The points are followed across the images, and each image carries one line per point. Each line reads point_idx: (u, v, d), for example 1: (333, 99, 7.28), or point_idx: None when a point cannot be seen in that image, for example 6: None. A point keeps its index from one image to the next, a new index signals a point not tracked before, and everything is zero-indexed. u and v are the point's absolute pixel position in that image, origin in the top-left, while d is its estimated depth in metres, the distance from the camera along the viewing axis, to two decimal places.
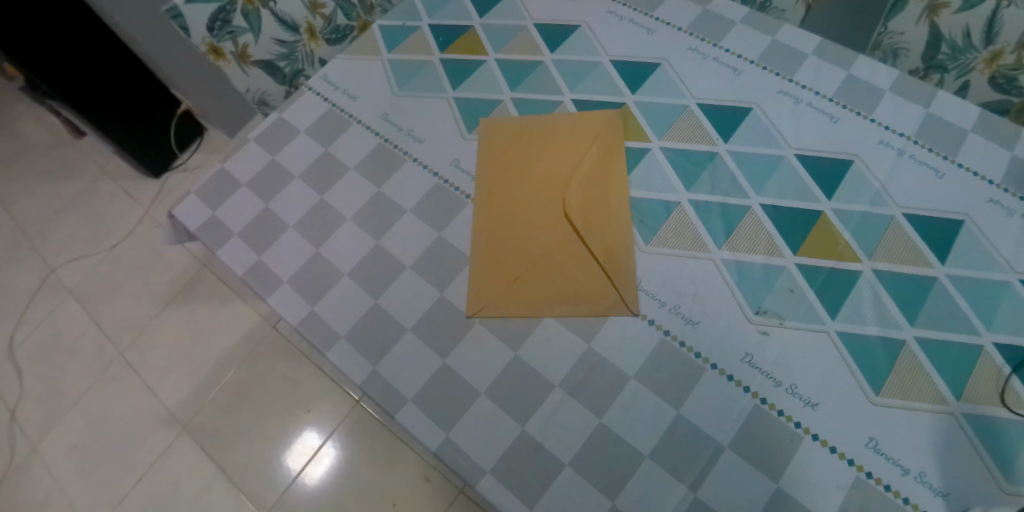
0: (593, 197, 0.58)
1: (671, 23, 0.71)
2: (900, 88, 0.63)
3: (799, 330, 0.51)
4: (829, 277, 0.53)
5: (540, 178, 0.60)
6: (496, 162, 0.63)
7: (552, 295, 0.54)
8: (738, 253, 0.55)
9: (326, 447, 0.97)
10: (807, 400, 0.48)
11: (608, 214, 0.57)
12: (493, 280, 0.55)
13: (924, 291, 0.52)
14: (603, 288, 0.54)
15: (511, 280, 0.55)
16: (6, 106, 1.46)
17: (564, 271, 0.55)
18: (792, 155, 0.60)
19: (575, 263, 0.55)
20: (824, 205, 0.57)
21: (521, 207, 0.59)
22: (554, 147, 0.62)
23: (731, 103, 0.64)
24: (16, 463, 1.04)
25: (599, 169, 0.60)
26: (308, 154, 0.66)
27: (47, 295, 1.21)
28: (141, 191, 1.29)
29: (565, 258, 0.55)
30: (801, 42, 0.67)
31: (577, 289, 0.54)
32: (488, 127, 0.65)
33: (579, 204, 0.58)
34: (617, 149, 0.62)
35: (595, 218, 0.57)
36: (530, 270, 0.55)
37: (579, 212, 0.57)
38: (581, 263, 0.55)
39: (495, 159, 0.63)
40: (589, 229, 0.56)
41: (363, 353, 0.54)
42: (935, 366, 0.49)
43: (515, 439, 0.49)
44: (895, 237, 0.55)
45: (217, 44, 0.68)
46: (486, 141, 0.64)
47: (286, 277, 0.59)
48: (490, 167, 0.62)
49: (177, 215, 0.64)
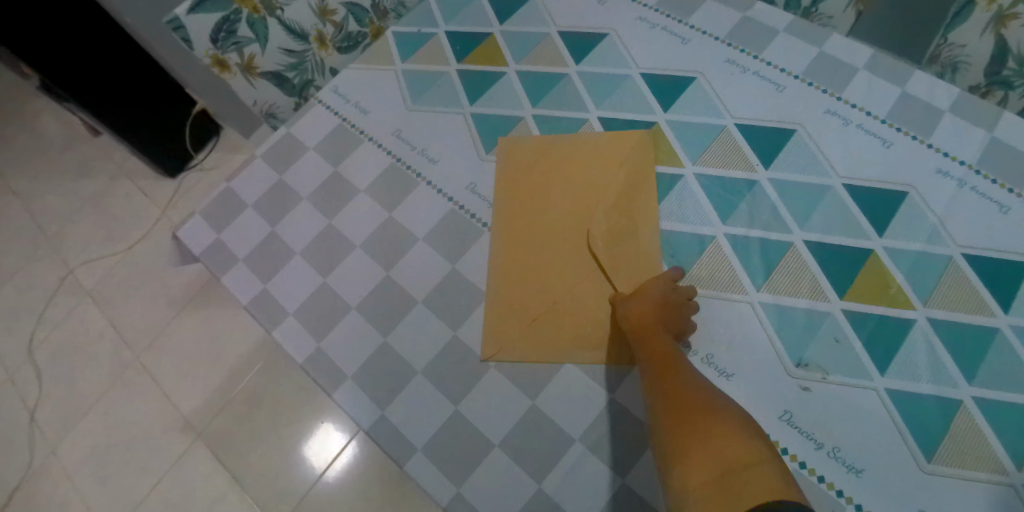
0: (621, 229, 0.54)
1: (707, 31, 0.65)
2: (961, 108, 0.57)
3: (844, 386, 0.47)
4: (879, 325, 0.49)
5: (562, 206, 0.56)
6: (515, 187, 0.58)
7: (576, 338, 0.50)
8: (778, 295, 0.51)
9: (348, 445, 0.96)
10: (851, 466, 0.45)
11: (636, 249, 0.53)
12: (512, 320, 0.52)
13: (984, 344, 0.47)
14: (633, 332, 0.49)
15: (531, 320, 0.51)
16: (27, 102, 1.46)
17: (590, 313, 0.51)
18: (840, 185, 0.55)
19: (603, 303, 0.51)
20: (875, 242, 0.52)
21: (542, 238, 0.55)
22: (578, 171, 0.58)
23: (773, 123, 0.59)
24: (37, 463, 1.06)
25: (626, 196, 0.56)
26: (317, 174, 0.63)
27: (66, 296, 1.21)
28: (157, 191, 1.28)
29: (590, 299, 0.51)
30: (852, 54, 0.61)
31: (604, 333, 0.50)
32: (507, 147, 0.61)
33: (605, 237, 0.53)
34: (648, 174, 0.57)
35: (623, 253, 0.53)
36: (553, 310, 0.51)
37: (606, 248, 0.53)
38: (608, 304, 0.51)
39: (513, 184, 0.59)
40: (617, 266, 0.52)
41: (372, 395, 0.51)
42: (995, 432, 0.44)
43: (530, 497, 0.46)
44: (953, 281, 0.50)
45: (221, 56, 0.64)
46: (504, 163, 0.60)
47: (292, 309, 0.56)
48: (508, 193, 0.58)
49: (180, 236, 0.62)
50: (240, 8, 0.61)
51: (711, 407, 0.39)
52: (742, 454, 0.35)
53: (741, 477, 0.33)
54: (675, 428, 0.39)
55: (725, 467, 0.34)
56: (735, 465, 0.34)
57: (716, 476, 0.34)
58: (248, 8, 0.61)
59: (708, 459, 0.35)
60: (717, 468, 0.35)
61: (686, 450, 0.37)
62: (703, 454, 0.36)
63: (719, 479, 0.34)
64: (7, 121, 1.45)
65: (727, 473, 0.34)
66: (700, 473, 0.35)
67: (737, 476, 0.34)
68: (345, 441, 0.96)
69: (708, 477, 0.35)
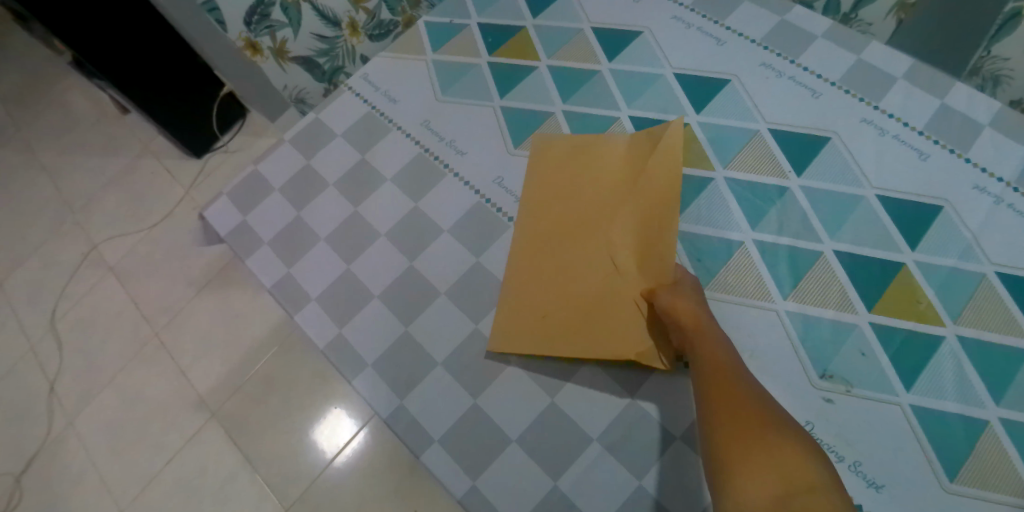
0: (638, 229, 0.53)
1: (743, 33, 0.64)
2: (1002, 123, 0.56)
3: (868, 400, 0.46)
4: (907, 340, 0.48)
5: (582, 206, 0.56)
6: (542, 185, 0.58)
7: (583, 336, 0.50)
8: (804, 305, 0.50)
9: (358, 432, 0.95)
10: (872, 480, 0.44)
11: (653, 247, 0.51)
12: (523, 316, 0.52)
13: (1014, 365, 0.47)
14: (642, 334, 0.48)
15: (539, 316, 0.51)
16: (59, 78, 1.49)
17: (600, 313, 0.50)
18: (873, 196, 0.54)
19: (614, 305, 0.50)
20: (906, 256, 0.51)
21: (560, 238, 0.55)
22: (601, 172, 0.57)
23: (807, 130, 0.58)
24: (55, 432, 1.08)
25: (645, 195, 0.54)
26: (344, 161, 0.63)
27: (88, 270, 1.23)
28: (181, 171, 1.30)
29: (601, 299, 0.51)
30: (890, 63, 0.60)
31: (612, 334, 0.49)
32: (539, 145, 0.60)
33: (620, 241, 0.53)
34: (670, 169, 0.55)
35: (639, 254, 0.52)
36: (563, 308, 0.51)
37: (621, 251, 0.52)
38: (618, 305, 0.50)
39: (541, 182, 0.58)
40: (631, 269, 0.51)
41: (391, 384, 0.51)
42: (1021, 454, 0.44)
43: (545, 494, 0.46)
44: (985, 299, 0.49)
45: (254, 40, 0.64)
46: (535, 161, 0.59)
47: (315, 295, 0.57)
48: (536, 192, 0.58)
49: (207, 217, 0.63)
50: None
51: (773, 425, 0.37)
52: (806, 477, 0.34)
53: (804, 501, 0.32)
54: (733, 437, 0.38)
55: (787, 485, 0.33)
56: (798, 488, 0.33)
57: (780, 495, 0.33)
58: None
59: (770, 477, 0.34)
60: (779, 485, 0.33)
61: (745, 466, 0.36)
62: (765, 468, 0.35)
63: (781, 500, 0.33)
64: (39, 96, 1.48)
65: (790, 493, 0.33)
66: (759, 487, 0.34)
67: (802, 500, 0.32)
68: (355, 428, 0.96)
69: (769, 495, 0.33)
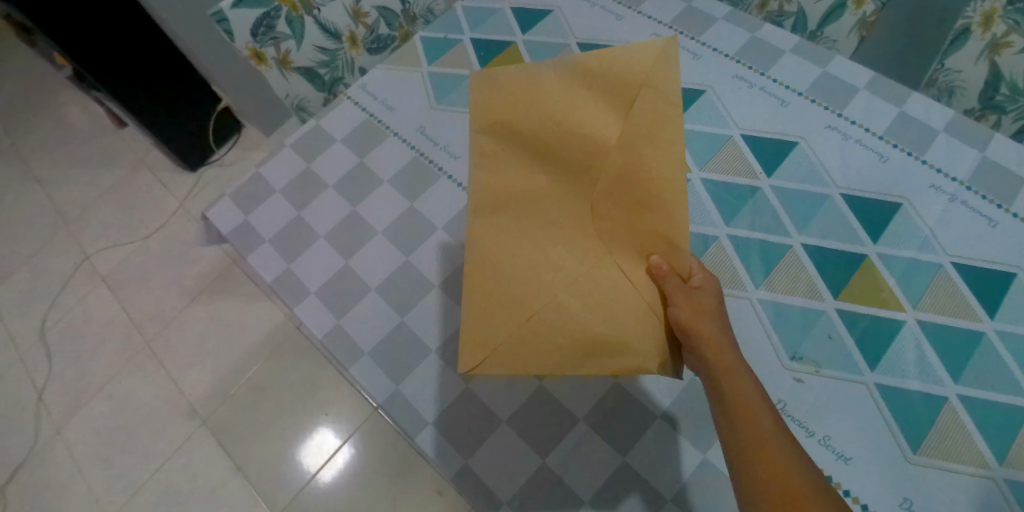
0: (636, 197, 0.41)
1: (717, 48, 0.69)
2: (955, 129, 0.60)
3: (836, 380, 0.50)
4: (871, 324, 0.52)
5: (556, 165, 0.43)
6: (497, 143, 0.43)
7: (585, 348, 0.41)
8: (775, 293, 0.54)
9: (344, 446, 0.95)
10: (841, 454, 0.47)
11: (658, 223, 0.41)
12: (501, 328, 0.41)
13: (972, 347, 0.50)
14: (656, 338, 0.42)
15: (523, 328, 0.41)
16: (57, 94, 1.52)
17: (602, 313, 0.42)
18: (838, 195, 0.58)
19: (618, 303, 0.42)
20: (869, 248, 0.55)
21: (533, 215, 0.43)
22: (574, 112, 0.43)
23: (776, 136, 0.62)
24: (42, 441, 1.08)
25: (640, 147, 0.41)
26: (343, 164, 0.66)
27: (81, 280, 1.24)
28: (177, 183, 1.32)
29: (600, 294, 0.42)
30: (853, 75, 0.65)
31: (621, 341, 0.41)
32: (480, 82, 0.43)
33: (611, 214, 0.42)
34: (669, 105, 0.41)
35: (642, 233, 0.42)
36: (553, 312, 0.42)
37: (614, 228, 0.42)
38: (622, 300, 0.42)
39: (494, 139, 0.43)
40: (632, 253, 0.42)
41: (386, 370, 0.54)
42: (978, 428, 0.47)
43: (535, 471, 0.48)
44: (942, 287, 0.53)
45: (260, 50, 0.69)
46: (480, 108, 0.43)
47: (314, 288, 0.59)
48: (491, 155, 0.43)
49: (210, 216, 0.65)
50: (281, 6, 0.66)
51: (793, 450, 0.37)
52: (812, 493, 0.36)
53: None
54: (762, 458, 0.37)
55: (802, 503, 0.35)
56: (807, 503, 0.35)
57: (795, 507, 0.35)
58: (288, 7, 0.66)
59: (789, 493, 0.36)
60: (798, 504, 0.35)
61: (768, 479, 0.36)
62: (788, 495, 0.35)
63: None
64: (35, 111, 1.50)
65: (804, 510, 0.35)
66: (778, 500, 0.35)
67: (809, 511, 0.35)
68: (341, 440, 0.95)
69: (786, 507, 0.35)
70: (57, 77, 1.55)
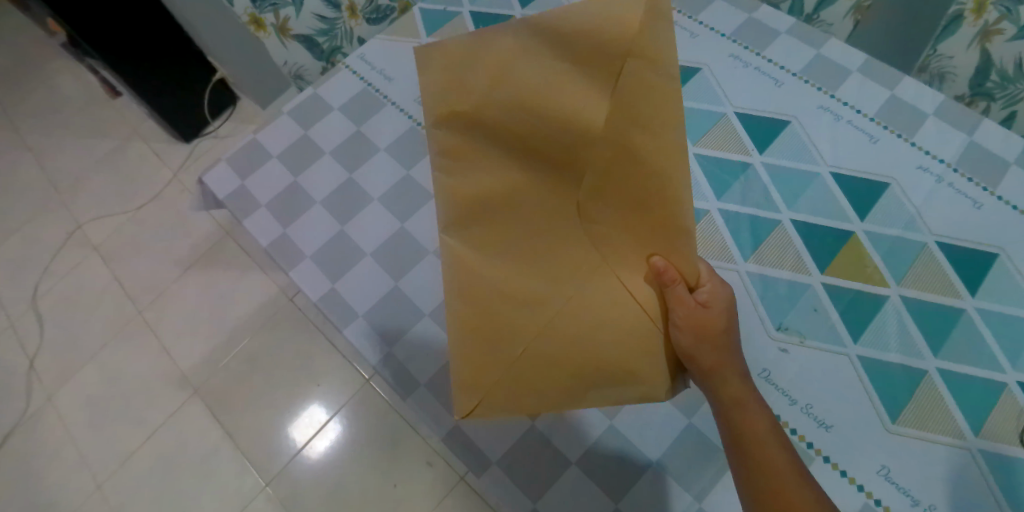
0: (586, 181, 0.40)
1: (714, 28, 0.69)
2: (945, 113, 0.61)
3: (819, 350, 0.51)
4: (855, 299, 0.53)
5: (534, 161, 0.41)
6: (462, 130, 0.42)
7: (487, 332, 0.41)
8: (764, 266, 0.55)
9: (333, 421, 0.95)
10: (822, 422, 0.49)
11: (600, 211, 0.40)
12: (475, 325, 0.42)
13: (951, 323, 0.51)
14: (610, 356, 0.41)
15: (518, 351, 0.41)
16: (49, 63, 1.51)
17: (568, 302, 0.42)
18: (828, 173, 0.59)
19: (554, 314, 0.42)
20: (856, 226, 0.56)
21: (489, 208, 0.42)
22: (582, 94, 0.38)
23: (769, 115, 0.63)
24: (33, 407, 1.08)
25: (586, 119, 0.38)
26: (340, 132, 0.67)
27: (73, 249, 1.23)
28: (171, 155, 1.31)
29: (537, 299, 0.42)
30: (847, 58, 0.65)
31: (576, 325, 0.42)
32: (464, 48, 0.41)
33: (599, 220, 0.41)
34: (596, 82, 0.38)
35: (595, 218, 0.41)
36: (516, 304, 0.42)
37: (611, 234, 0.41)
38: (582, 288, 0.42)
39: (458, 124, 0.41)
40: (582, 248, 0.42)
41: (381, 333, 0.55)
42: (956, 400, 0.48)
43: (523, 433, 0.49)
44: (926, 265, 0.54)
45: (259, 15, 0.77)
46: (456, 80, 0.41)
47: (310, 252, 0.59)
48: (459, 139, 0.42)
49: (206, 181, 0.65)
50: None
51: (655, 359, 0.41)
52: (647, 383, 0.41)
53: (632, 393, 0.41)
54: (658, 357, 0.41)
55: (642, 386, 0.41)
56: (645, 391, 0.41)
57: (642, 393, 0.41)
58: None
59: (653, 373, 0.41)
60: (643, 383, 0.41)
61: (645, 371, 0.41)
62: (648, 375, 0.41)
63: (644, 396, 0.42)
64: (28, 78, 1.49)
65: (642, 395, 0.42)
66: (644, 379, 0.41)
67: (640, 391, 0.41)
68: (329, 415, 0.95)
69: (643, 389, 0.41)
70: (51, 44, 1.53)
